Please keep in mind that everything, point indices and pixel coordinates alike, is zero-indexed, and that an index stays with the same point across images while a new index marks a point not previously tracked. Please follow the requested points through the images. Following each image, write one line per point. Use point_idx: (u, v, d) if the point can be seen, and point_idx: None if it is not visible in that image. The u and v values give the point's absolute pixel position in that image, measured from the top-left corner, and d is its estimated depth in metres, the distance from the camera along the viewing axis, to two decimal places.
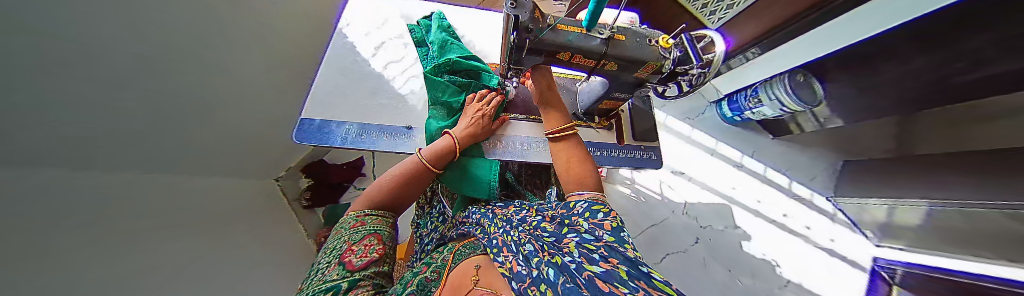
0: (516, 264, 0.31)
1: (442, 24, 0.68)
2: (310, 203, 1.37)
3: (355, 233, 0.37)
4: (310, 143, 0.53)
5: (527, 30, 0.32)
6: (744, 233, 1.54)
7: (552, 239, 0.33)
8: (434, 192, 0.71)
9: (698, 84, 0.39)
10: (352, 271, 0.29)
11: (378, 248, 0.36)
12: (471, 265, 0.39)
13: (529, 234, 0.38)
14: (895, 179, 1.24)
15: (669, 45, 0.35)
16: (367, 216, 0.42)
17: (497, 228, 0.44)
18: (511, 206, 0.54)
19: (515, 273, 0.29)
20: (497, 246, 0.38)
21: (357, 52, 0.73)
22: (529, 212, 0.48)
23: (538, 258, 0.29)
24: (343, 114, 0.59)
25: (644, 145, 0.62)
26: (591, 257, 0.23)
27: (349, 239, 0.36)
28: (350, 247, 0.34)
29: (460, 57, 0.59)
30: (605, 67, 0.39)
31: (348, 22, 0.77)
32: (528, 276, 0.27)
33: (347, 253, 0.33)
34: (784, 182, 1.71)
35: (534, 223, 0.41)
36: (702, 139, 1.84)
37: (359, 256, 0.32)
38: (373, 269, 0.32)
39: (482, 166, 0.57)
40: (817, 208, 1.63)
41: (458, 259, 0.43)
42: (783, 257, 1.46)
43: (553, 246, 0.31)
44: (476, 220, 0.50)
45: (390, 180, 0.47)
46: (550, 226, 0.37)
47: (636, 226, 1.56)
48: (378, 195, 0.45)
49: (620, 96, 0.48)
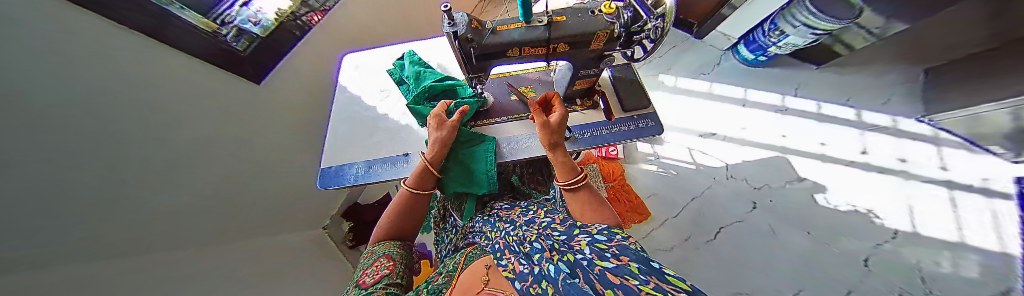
0: (520, 264, 0.31)
1: (413, 60, 0.76)
2: (355, 244, 1.51)
3: (369, 260, 0.41)
4: (330, 187, 0.61)
5: (467, 40, 0.34)
6: (816, 185, 1.29)
7: (563, 238, 0.33)
8: (445, 209, 0.74)
9: (659, 38, 0.35)
10: (367, 287, 0.33)
11: (388, 265, 0.39)
12: (480, 266, 0.39)
13: (538, 233, 0.38)
14: (998, 75, 0.97)
15: (613, 10, 0.35)
16: (380, 246, 0.46)
17: (501, 231, 0.44)
18: (516, 207, 0.54)
19: (519, 273, 0.29)
20: (500, 250, 0.38)
21: (356, 102, 0.82)
22: (536, 212, 0.47)
23: (540, 258, 0.29)
24: (353, 156, 0.67)
25: (636, 114, 0.59)
26: (602, 255, 0.24)
27: (365, 267, 0.40)
28: (366, 272, 0.38)
29: (433, 81, 0.66)
30: (557, 51, 0.39)
31: (344, 80, 0.89)
32: (529, 276, 0.27)
33: (364, 276, 0.37)
34: (848, 114, 1.43)
35: (543, 223, 0.41)
36: (726, 92, 1.64)
37: (372, 275, 0.36)
38: (384, 282, 0.35)
39: (479, 157, 0.57)
40: (907, 135, 1.31)
41: (471, 259, 0.44)
42: (878, 203, 1.19)
43: (563, 245, 0.31)
44: (481, 227, 0.51)
45: (389, 217, 0.50)
46: (559, 226, 0.37)
47: (675, 204, 1.41)
48: (385, 233, 0.49)
49: (588, 74, 0.47)
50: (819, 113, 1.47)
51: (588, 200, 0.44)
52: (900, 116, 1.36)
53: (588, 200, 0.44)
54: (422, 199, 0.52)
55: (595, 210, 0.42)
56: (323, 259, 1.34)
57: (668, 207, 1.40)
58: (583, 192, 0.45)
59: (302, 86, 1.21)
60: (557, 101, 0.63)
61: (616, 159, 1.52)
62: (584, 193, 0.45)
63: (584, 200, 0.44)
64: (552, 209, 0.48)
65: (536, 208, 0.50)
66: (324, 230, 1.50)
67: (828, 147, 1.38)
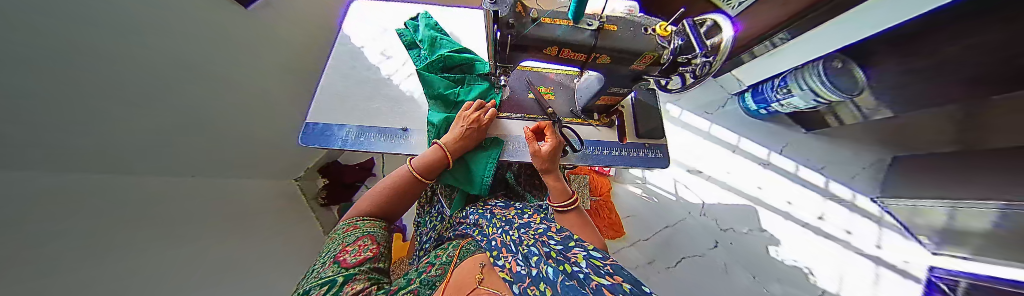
0: (517, 265, 0.31)
1: (429, 25, 0.70)
2: (326, 202, 1.45)
3: (350, 235, 0.38)
4: (314, 145, 0.56)
5: (508, 25, 0.31)
6: (772, 237, 1.41)
7: (559, 247, 0.32)
8: (434, 192, 0.72)
9: (703, 75, 0.34)
10: (347, 268, 0.30)
11: (372, 247, 0.36)
12: (477, 263, 0.38)
13: (533, 237, 0.36)
14: (962, 180, 1.06)
15: (668, 34, 0.32)
16: (361, 222, 0.43)
17: (496, 229, 0.43)
18: (512, 207, 0.53)
19: (516, 274, 0.29)
20: (496, 248, 0.37)
21: (358, 57, 0.74)
22: (532, 217, 0.46)
23: (538, 259, 0.29)
24: (346, 117, 0.61)
25: (648, 143, 0.58)
26: (597, 271, 0.23)
27: (344, 241, 0.37)
28: (344, 248, 0.35)
29: (451, 51, 0.63)
30: (596, 61, 0.36)
31: (350, 29, 0.80)
32: (528, 276, 0.28)
33: (342, 253, 0.33)
34: (819, 181, 1.55)
35: (539, 230, 0.39)
36: (722, 135, 1.70)
37: (353, 255, 0.33)
38: (367, 265, 0.32)
39: (482, 160, 0.55)
40: (860, 212, 1.45)
41: (466, 255, 0.42)
42: (817, 264, 1.32)
43: (559, 254, 0.30)
44: (475, 220, 0.50)
45: (381, 191, 0.48)
46: (557, 236, 0.36)
47: (647, 228, 1.48)
48: (371, 206, 0.46)
49: (617, 91, 0.45)
50: (796, 174, 1.57)
51: (574, 222, 0.45)
52: (859, 193, 1.50)
53: (574, 221, 0.45)
54: (420, 185, 0.50)
55: (582, 231, 0.43)
56: (288, 211, 1.27)
57: (640, 229, 1.47)
58: (571, 213, 0.46)
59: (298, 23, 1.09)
60: (574, 110, 0.61)
61: (606, 175, 1.55)
62: (573, 214, 0.46)
63: (571, 220, 0.45)
64: (548, 217, 0.47)
65: (532, 212, 0.49)
66: (296, 181, 1.46)
67: (793, 206, 1.49)
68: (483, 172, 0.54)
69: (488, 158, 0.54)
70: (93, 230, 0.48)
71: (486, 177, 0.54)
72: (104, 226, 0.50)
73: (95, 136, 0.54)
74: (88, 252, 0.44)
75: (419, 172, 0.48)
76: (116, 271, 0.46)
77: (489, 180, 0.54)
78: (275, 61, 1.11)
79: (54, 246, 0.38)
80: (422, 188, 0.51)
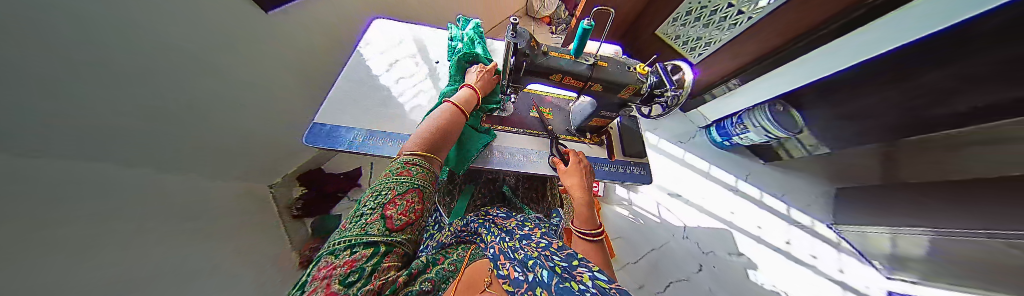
0: (515, 271, 0.32)
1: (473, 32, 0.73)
2: (301, 214, 1.27)
3: (400, 183, 0.35)
4: (318, 145, 0.56)
5: (524, 55, 0.39)
6: (750, 261, 1.49)
7: (563, 263, 0.33)
8: (432, 201, 0.73)
9: (673, 106, 0.43)
10: (391, 232, 0.29)
11: (417, 208, 0.34)
12: (481, 266, 0.40)
13: (538, 252, 0.37)
14: (902, 209, 1.23)
15: (645, 72, 0.43)
16: (409, 164, 0.38)
17: (495, 237, 0.45)
18: (513, 219, 0.55)
19: (515, 281, 0.31)
20: (499, 253, 0.39)
21: (370, 68, 0.78)
22: (532, 230, 0.47)
23: (535, 265, 0.33)
24: (354, 120, 0.64)
25: (634, 161, 0.66)
26: (603, 292, 0.24)
27: (393, 186, 0.34)
28: (394, 199, 0.32)
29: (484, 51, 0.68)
30: (591, 88, 0.44)
31: (367, 43, 0.86)
32: (525, 281, 0.30)
33: (391, 205, 0.32)
34: (782, 208, 1.71)
35: (541, 244, 0.40)
36: (696, 162, 1.87)
37: (399, 214, 0.31)
38: (406, 232, 0.31)
39: (473, 131, 0.59)
40: (820, 237, 1.60)
41: (474, 258, 0.45)
42: (792, 288, 1.40)
43: (563, 269, 0.32)
44: (475, 228, 0.52)
45: (428, 130, 0.44)
46: (560, 252, 0.37)
47: (636, 250, 1.50)
48: (422, 146, 0.42)
49: (607, 114, 0.53)
50: (761, 200, 1.74)
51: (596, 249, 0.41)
52: (816, 220, 1.67)
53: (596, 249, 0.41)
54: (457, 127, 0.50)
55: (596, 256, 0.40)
56: None
57: (629, 252, 1.49)
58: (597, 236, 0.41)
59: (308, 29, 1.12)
60: (569, 129, 0.69)
61: (595, 195, 1.60)
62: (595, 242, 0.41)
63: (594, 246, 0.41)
64: (551, 234, 0.48)
65: (533, 225, 0.51)
66: (270, 188, 1.22)
67: (763, 230, 1.62)
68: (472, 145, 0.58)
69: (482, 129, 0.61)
70: (66, 229, 0.43)
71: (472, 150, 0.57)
72: (77, 224, 0.45)
73: (93, 125, 0.51)
74: (55, 253, 0.39)
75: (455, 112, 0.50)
76: (80, 278, 0.41)
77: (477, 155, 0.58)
78: (291, 68, 1.13)
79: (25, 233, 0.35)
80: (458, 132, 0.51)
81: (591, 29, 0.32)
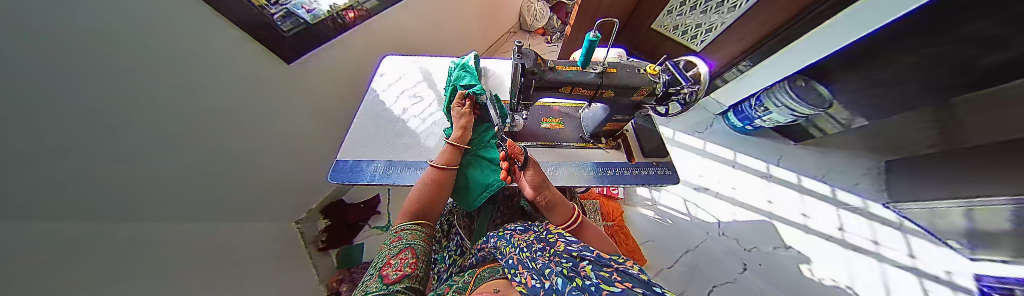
0: (532, 279, 0.33)
1: (462, 64, 0.76)
2: (326, 246, 1.31)
3: (394, 247, 0.44)
4: (342, 181, 0.58)
5: (531, 72, 0.39)
6: (801, 254, 1.34)
7: (570, 264, 0.33)
8: (451, 224, 0.73)
9: (692, 102, 0.42)
10: (388, 284, 0.35)
11: (411, 261, 0.41)
12: (491, 287, 0.39)
13: (548, 255, 0.37)
14: (973, 178, 1.08)
15: (657, 72, 0.41)
16: (406, 231, 0.48)
17: (513, 249, 0.44)
18: (530, 230, 0.52)
19: (531, 287, 0.31)
20: (514, 265, 0.39)
21: (385, 101, 0.83)
22: (545, 236, 0.46)
23: (551, 273, 0.31)
24: (373, 153, 0.66)
25: (656, 161, 0.63)
26: (607, 280, 0.24)
27: (387, 252, 0.43)
28: (388, 261, 0.40)
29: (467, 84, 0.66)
30: (603, 95, 0.44)
31: (380, 78, 0.91)
32: (542, 291, 0.29)
33: (387, 266, 0.39)
34: (826, 191, 1.56)
35: (551, 249, 0.39)
36: (718, 152, 1.77)
37: (394, 270, 0.38)
38: (404, 282, 0.37)
39: (481, 165, 0.62)
40: (878, 219, 1.43)
41: (480, 281, 0.44)
42: (859, 282, 1.23)
43: (571, 270, 0.31)
44: (494, 243, 0.51)
45: (415, 196, 0.52)
46: (566, 253, 0.37)
47: (668, 253, 1.39)
48: (411, 213, 0.51)
49: (621, 118, 0.52)
50: (799, 184, 1.60)
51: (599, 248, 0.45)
52: (869, 200, 1.51)
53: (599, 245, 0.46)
54: (446, 175, 0.55)
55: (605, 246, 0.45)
56: None
57: (661, 255, 1.38)
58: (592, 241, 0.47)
59: (335, 76, 1.20)
60: (583, 136, 0.68)
61: (616, 198, 1.54)
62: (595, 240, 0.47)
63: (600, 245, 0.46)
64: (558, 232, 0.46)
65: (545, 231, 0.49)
66: (296, 224, 1.29)
67: (809, 218, 1.46)
68: (484, 177, 0.60)
69: (490, 160, 0.63)
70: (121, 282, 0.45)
71: (486, 183, 0.59)
72: (131, 276, 0.47)
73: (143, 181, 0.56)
74: None
75: (444, 163, 0.56)
76: None
77: (490, 186, 0.59)
78: (318, 109, 1.21)
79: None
80: (450, 178, 0.56)
81: (598, 39, 0.33)
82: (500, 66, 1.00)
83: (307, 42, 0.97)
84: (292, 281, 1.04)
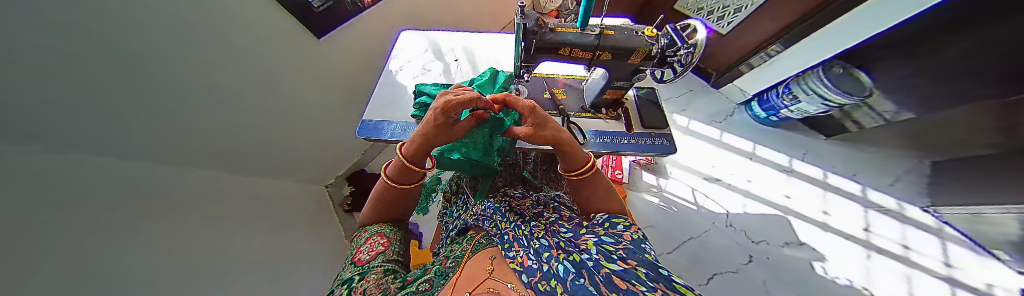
0: (528, 259, 0.37)
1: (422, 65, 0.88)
2: (350, 209, 1.47)
3: (362, 240, 0.50)
4: (367, 137, 0.67)
5: (533, 33, 0.42)
6: (814, 251, 1.30)
7: (569, 235, 0.41)
8: (460, 185, 0.82)
9: (689, 63, 0.43)
10: (360, 264, 0.42)
11: (381, 244, 0.48)
12: (485, 257, 0.45)
13: (546, 229, 0.46)
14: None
15: (655, 35, 0.43)
16: (370, 230, 0.53)
17: (509, 224, 0.50)
18: (529, 198, 0.63)
19: (527, 267, 0.36)
20: (508, 241, 0.44)
21: (401, 72, 0.90)
22: (546, 207, 0.56)
23: (549, 258, 0.36)
24: (391, 115, 0.73)
25: (653, 132, 0.65)
26: (609, 256, 0.31)
27: (356, 247, 0.49)
28: (360, 250, 0.47)
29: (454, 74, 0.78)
30: (601, 58, 0.46)
31: (397, 52, 0.98)
32: (541, 272, 0.33)
33: (358, 254, 0.46)
34: (854, 189, 1.46)
35: (551, 219, 0.50)
36: (735, 143, 1.69)
37: (366, 254, 0.45)
38: (378, 259, 0.44)
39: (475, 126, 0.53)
40: (912, 222, 1.33)
41: (476, 248, 0.50)
42: (875, 283, 1.18)
43: (569, 243, 0.39)
44: (490, 214, 0.57)
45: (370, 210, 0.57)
46: (567, 224, 0.46)
47: (669, 240, 1.40)
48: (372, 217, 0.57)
49: (621, 85, 0.53)
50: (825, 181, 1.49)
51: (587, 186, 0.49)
52: (903, 201, 1.40)
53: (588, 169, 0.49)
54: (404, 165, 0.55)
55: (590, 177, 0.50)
56: None
57: (662, 241, 1.40)
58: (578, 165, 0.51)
59: (352, 50, 1.28)
60: (584, 107, 0.70)
61: (621, 183, 1.57)
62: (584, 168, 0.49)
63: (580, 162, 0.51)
64: (560, 207, 0.57)
65: (546, 202, 0.60)
66: (325, 188, 1.47)
67: (830, 216, 1.39)
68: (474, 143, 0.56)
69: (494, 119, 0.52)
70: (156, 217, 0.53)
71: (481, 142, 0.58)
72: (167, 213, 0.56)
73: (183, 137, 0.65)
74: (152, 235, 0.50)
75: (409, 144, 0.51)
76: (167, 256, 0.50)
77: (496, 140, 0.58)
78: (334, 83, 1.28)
79: (101, 215, 0.42)
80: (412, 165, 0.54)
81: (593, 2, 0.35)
82: (506, 42, 1.02)
83: (334, 19, 1.09)
84: (319, 235, 1.20)
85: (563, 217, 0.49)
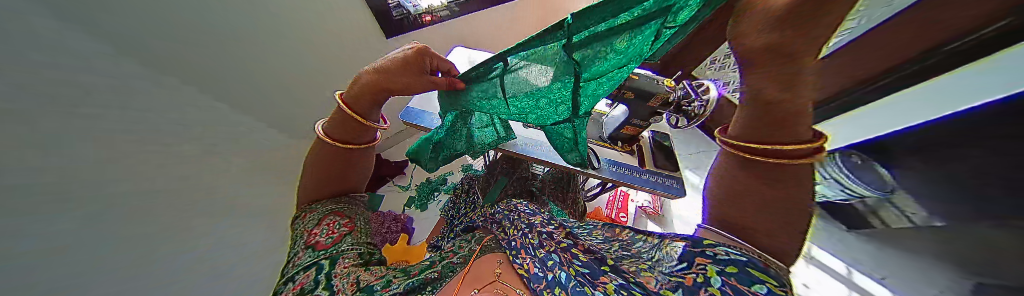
0: (534, 267, 0.43)
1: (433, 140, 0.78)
2: None
3: (313, 221, 0.52)
4: None
5: None
6: None
7: (585, 271, 0.40)
8: (471, 185, 0.88)
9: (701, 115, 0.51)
10: (319, 249, 0.45)
11: (336, 224, 0.51)
12: (492, 260, 0.49)
13: (559, 251, 0.46)
14: None
15: (673, 85, 0.51)
16: (315, 209, 0.55)
17: (516, 231, 0.54)
18: (538, 216, 0.60)
19: (533, 274, 0.42)
20: (517, 248, 0.49)
21: None
22: (557, 228, 0.54)
23: (554, 268, 0.41)
24: None
25: (662, 171, 0.72)
26: None
27: (312, 225, 0.51)
28: (315, 232, 0.49)
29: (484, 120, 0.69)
30: (624, 95, 0.53)
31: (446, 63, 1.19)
32: (545, 280, 0.40)
33: (313, 236, 0.49)
34: None
35: (563, 244, 0.48)
36: None
37: (323, 238, 0.48)
38: (338, 241, 0.48)
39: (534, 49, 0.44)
40: None
41: (483, 249, 0.53)
42: None
43: (585, 277, 0.39)
44: (499, 219, 0.62)
45: (306, 180, 0.59)
46: (581, 256, 0.44)
47: None
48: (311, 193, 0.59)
49: (639, 122, 0.61)
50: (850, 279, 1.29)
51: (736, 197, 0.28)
52: None
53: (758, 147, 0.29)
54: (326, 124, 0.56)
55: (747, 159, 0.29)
56: None
57: None
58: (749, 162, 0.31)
59: None
60: (602, 136, 0.77)
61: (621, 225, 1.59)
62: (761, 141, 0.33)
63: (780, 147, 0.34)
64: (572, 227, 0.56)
65: (556, 223, 0.57)
66: None
67: None
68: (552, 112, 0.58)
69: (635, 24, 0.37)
70: None
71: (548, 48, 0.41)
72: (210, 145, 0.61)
73: None
74: None
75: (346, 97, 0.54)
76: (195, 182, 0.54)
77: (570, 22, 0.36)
78: None
79: None
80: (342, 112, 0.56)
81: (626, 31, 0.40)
82: None
83: None
84: None
85: (574, 243, 0.48)
